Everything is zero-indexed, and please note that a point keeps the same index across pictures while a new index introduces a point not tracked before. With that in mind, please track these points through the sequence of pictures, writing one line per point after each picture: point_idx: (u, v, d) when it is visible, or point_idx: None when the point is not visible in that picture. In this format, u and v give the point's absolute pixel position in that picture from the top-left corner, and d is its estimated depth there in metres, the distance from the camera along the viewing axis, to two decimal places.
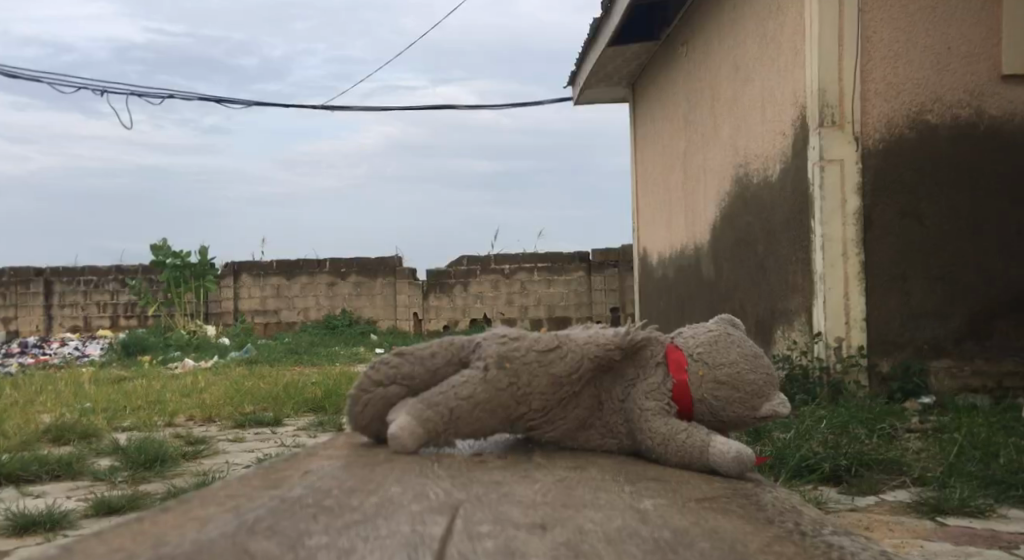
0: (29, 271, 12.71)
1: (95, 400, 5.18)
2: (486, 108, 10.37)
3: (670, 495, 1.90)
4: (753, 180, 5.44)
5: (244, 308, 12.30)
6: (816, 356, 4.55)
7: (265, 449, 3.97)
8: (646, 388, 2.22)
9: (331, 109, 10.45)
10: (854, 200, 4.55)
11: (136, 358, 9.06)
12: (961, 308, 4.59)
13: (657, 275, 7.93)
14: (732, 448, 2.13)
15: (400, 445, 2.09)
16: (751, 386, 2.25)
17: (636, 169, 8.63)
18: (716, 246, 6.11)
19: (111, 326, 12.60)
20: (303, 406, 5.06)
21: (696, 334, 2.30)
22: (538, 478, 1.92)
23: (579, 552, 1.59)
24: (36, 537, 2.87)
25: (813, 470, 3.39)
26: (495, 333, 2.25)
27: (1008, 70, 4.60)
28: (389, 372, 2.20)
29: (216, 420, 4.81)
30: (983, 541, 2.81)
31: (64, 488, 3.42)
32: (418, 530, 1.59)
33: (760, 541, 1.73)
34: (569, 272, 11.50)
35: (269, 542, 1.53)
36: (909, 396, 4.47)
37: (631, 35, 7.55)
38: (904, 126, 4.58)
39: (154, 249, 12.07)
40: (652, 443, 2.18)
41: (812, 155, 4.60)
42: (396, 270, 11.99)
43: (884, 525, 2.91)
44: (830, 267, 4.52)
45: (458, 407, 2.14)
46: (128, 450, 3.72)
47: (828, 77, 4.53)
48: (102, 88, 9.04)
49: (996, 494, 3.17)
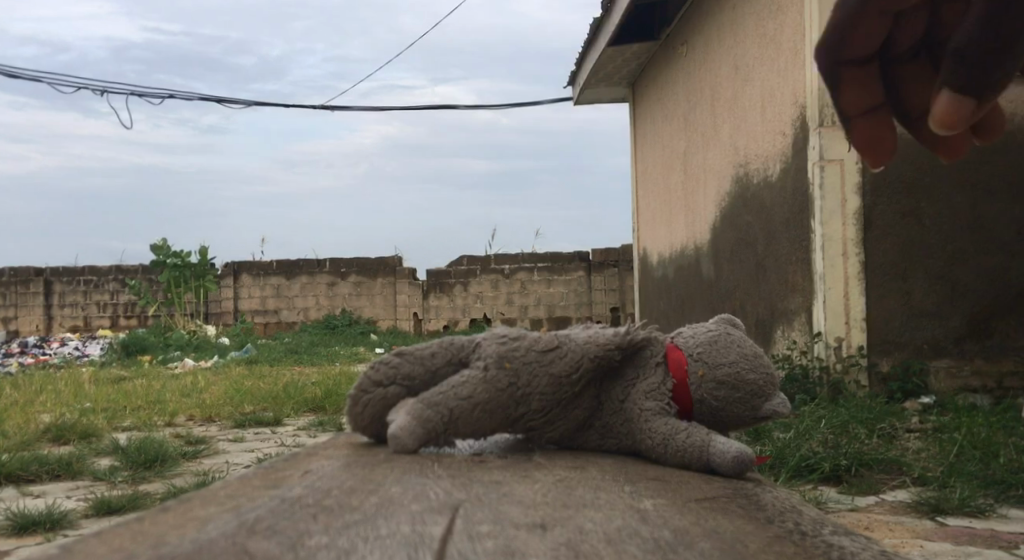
0: (29, 271, 12.71)
1: (95, 400, 5.19)
2: (485, 109, 10.40)
3: (670, 495, 1.91)
4: (753, 179, 5.44)
5: (244, 308, 12.33)
6: (816, 356, 4.57)
7: (265, 449, 3.97)
8: (646, 388, 2.21)
9: (331, 109, 10.46)
10: (854, 199, 4.55)
11: (136, 358, 9.07)
12: (961, 308, 4.58)
13: (658, 274, 7.94)
14: (731, 448, 2.13)
15: (400, 444, 2.08)
16: (751, 386, 2.26)
17: (636, 169, 8.63)
18: (716, 247, 6.11)
19: (110, 326, 12.63)
20: (303, 406, 5.06)
21: (696, 334, 2.31)
22: (538, 478, 1.92)
23: (579, 551, 1.58)
24: (36, 537, 2.87)
25: (812, 470, 3.39)
26: (494, 333, 2.24)
27: None
28: (389, 372, 2.19)
29: (216, 421, 4.81)
30: (984, 541, 2.81)
31: (66, 488, 3.42)
32: (417, 530, 1.58)
33: (761, 541, 1.72)
34: (570, 272, 11.50)
35: (269, 542, 1.52)
36: (909, 395, 4.46)
37: (631, 35, 7.54)
38: (904, 126, 4.58)
39: (155, 249, 11.99)
40: (652, 444, 2.17)
41: (812, 155, 4.62)
42: (396, 270, 12.01)
43: (885, 525, 2.91)
44: (830, 267, 4.54)
45: (458, 407, 2.13)
46: (127, 450, 3.72)
47: None
48: (102, 88, 9.61)
49: (997, 494, 3.16)
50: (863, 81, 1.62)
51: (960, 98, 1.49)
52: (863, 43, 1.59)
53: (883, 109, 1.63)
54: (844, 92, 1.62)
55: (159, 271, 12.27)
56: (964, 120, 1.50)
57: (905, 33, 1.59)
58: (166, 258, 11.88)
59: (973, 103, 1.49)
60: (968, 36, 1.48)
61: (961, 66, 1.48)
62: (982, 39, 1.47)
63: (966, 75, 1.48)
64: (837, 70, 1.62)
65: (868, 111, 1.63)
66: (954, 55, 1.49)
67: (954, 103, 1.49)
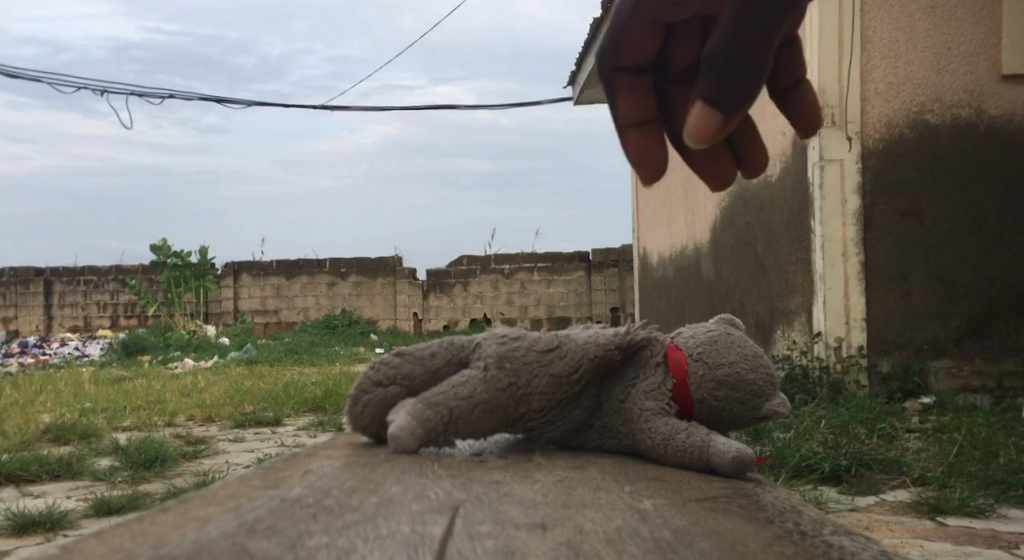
0: (29, 271, 12.71)
1: (95, 400, 5.18)
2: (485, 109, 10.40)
3: (670, 495, 1.91)
4: (753, 179, 5.44)
5: (244, 308, 12.32)
6: (816, 356, 4.56)
7: (265, 449, 3.97)
8: (647, 388, 2.21)
9: (331, 109, 10.47)
10: (855, 199, 4.55)
11: (136, 358, 9.06)
12: (961, 307, 4.58)
13: (658, 275, 7.94)
14: (731, 448, 2.13)
15: (400, 444, 2.08)
16: (751, 386, 2.25)
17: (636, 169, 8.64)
18: (716, 247, 6.11)
19: (110, 326, 12.63)
20: (303, 406, 5.05)
21: (696, 334, 2.30)
22: (538, 478, 1.92)
23: (578, 551, 1.58)
24: (36, 537, 2.87)
25: (813, 470, 3.39)
26: (494, 332, 2.25)
27: (1009, 70, 4.58)
28: (389, 372, 2.19)
29: (216, 421, 4.81)
30: (984, 541, 2.81)
31: (66, 488, 3.42)
32: (418, 530, 1.58)
33: (761, 541, 1.72)
34: (570, 272, 11.50)
35: (269, 542, 1.52)
36: (909, 396, 4.46)
37: None
38: (904, 126, 4.59)
39: (155, 249, 11.98)
40: (652, 444, 2.17)
41: (812, 155, 4.61)
42: (396, 270, 12.01)
43: (885, 525, 2.91)
44: (830, 267, 4.54)
45: (458, 407, 2.13)
46: (127, 450, 3.72)
47: (828, 77, 4.56)
48: (103, 89, 9.58)
49: (997, 494, 3.16)
50: (637, 92, 1.71)
51: (705, 110, 1.52)
52: (636, 54, 1.69)
53: (655, 123, 1.72)
54: (621, 100, 1.72)
55: (159, 271, 12.27)
56: (711, 133, 1.53)
57: (681, 50, 1.70)
58: (166, 258, 11.88)
59: (720, 117, 1.52)
60: (717, 45, 1.51)
61: (711, 74, 1.52)
62: (728, 48, 1.50)
63: (716, 86, 1.52)
64: (612, 78, 1.71)
65: (641, 123, 1.72)
66: (706, 62, 1.52)
67: (699, 118, 1.52)
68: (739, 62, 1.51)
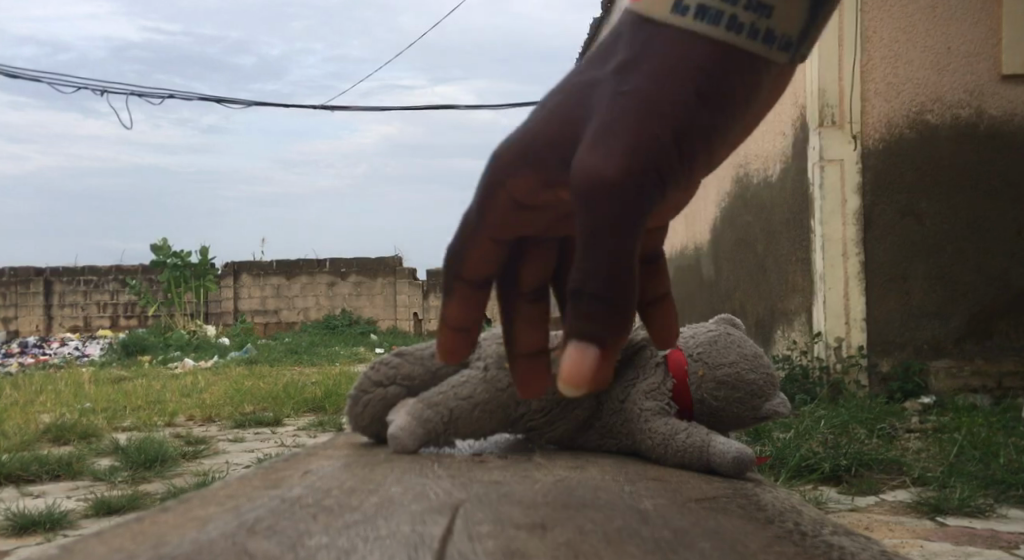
0: (29, 271, 12.71)
1: (95, 400, 5.18)
2: (485, 108, 10.43)
3: (670, 495, 1.91)
4: (754, 179, 5.45)
5: (244, 308, 12.31)
6: (816, 356, 4.56)
7: (265, 449, 3.98)
8: (646, 388, 2.22)
9: (332, 109, 10.49)
10: (854, 200, 4.56)
11: (136, 358, 9.06)
12: (961, 308, 4.58)
13: None
14: (731, 448, 2.06)
15: (400, 444, 2.05)
16: (751, 386, 2.25)
17: None
18: (716, 247, 6.12)
19: (110, 326, 12.64)
20: (303, 406, 5.05)
21: (697, 334, 2.31)
22: (538, 478, 1.92)
23: (578, 551, 1.57)
24: (36, 537, 2.87)
25: (812, 470, 3.39)
26: (495, 334, 2.27)
27: (1009, 70, 4.58)
28: (390, 373, 2.22)
29: (216, 420, 4.81)
30: (984, 541, 2.81)
31: (65, 487, 3.42)
32: (418, 530, 1.58)
33: (761, 541, 1.72)
34: None
35: (269, 542, 1.52)
36: (909, 396, 4.45)
37: None
38: (904, 126, 4.58)
39: (155, 249, 11.98)
40: (651, 444, 2.14)
41: (812, 154, 4.62)
42: (396, 270, 12.17)
43: (885, 525, 2.91)
44: (829, 267, 4.55)
45: (458, 407, 2.14)
46: (127, 450, 3.72)
47: (828, 78, 4.58)
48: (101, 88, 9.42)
49: (997, 494, 3.16)
50: (470, 301, 1.46)
51: (578, 349, 1.19)
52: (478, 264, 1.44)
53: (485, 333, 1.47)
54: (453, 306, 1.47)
55: (159, 270, 12.27)
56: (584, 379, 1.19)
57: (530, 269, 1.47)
58: (166, 258, 11.89)
59: (592, 357, 1.19)
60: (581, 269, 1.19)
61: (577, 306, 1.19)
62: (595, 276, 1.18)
63: (584, 320, 1.19)
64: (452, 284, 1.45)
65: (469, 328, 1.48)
66: (575, 293, 1.19)
67: (571, 354, 1.19)
68: (613, 293, 1.19)
